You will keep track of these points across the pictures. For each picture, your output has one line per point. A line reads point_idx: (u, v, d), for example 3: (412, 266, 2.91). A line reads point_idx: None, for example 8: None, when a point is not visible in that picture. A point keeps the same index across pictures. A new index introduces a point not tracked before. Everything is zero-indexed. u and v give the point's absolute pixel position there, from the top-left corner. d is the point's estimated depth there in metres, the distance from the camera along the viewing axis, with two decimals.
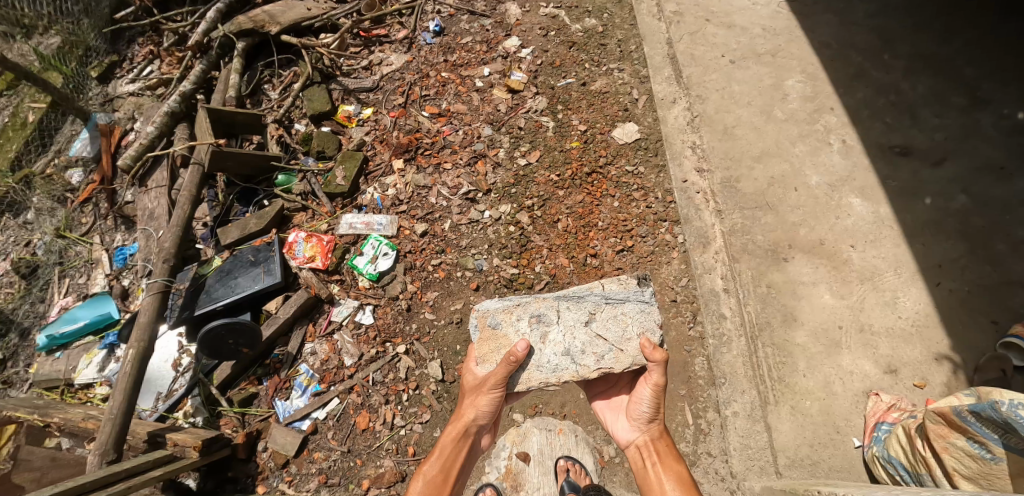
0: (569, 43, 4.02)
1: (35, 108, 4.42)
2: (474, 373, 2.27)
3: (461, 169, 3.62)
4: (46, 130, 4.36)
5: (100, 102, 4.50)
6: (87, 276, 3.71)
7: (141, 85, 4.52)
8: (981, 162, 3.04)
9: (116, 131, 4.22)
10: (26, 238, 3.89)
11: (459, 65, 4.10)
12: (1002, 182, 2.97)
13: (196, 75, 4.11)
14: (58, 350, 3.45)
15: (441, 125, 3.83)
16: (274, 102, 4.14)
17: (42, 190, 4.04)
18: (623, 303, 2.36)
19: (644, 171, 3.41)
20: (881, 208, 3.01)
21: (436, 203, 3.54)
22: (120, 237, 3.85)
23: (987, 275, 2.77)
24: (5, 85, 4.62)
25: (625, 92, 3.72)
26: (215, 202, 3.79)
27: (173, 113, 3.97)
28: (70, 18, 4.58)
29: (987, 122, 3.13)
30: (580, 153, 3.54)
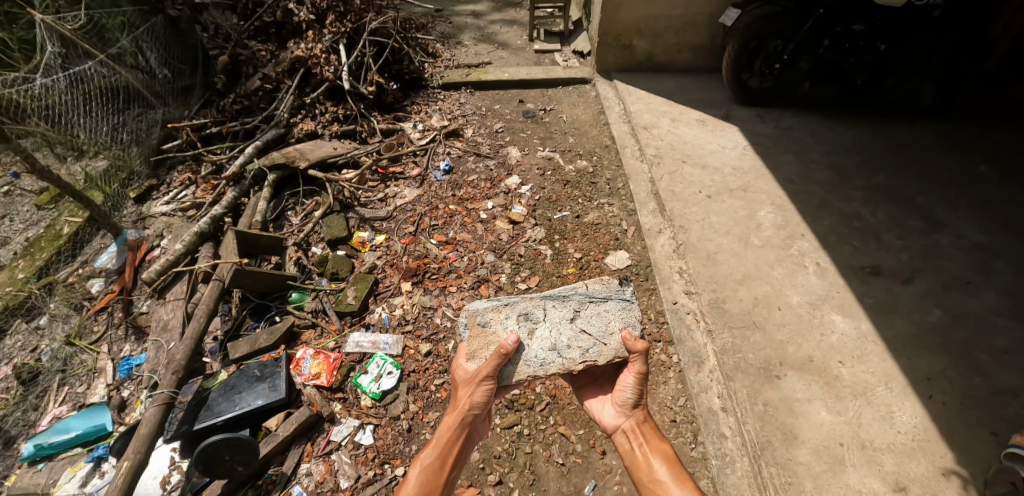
0: (564, 182, 4.52)
1: (70, 222, 4.72)
2: (468, 366, 2.46)
3: (465, 292, 3.85)
4: (79, 241, 4.62)
5: (133, 219, 4.86)
6: (86, 384, 3.72)
7: (174, 206, 4.93)
8: (947, 279, 3.31)
9: (143, 247, 4.52)
10: (34, 344, 3.95)
11: (466, 199, 4.54)
12: (970, 296, 3.21)
13: (228, 200, 4.57)
14: (41, 461, 3.35)
15: (448, 252, 4.13)
16: (296, 227, 4.51)
17: (62, 297, 4.20)
18: (608, 300, 2.71)
19: (637, 294, 3.62)
20: (862, 324, 3.16)
21: (441, 323, 3.70)
22: (128, 347, 3.92)
23: (976, 386, 2.85)
24: (49, 199, 5.05)
25: (615, 223, 4.09)
26: (228, 317, 3.96)
27: (201, 233, 4.31)
28: (121, 146, 5.07)
29: (945, 245, 3.47)
30: (577, 279, 3.79)
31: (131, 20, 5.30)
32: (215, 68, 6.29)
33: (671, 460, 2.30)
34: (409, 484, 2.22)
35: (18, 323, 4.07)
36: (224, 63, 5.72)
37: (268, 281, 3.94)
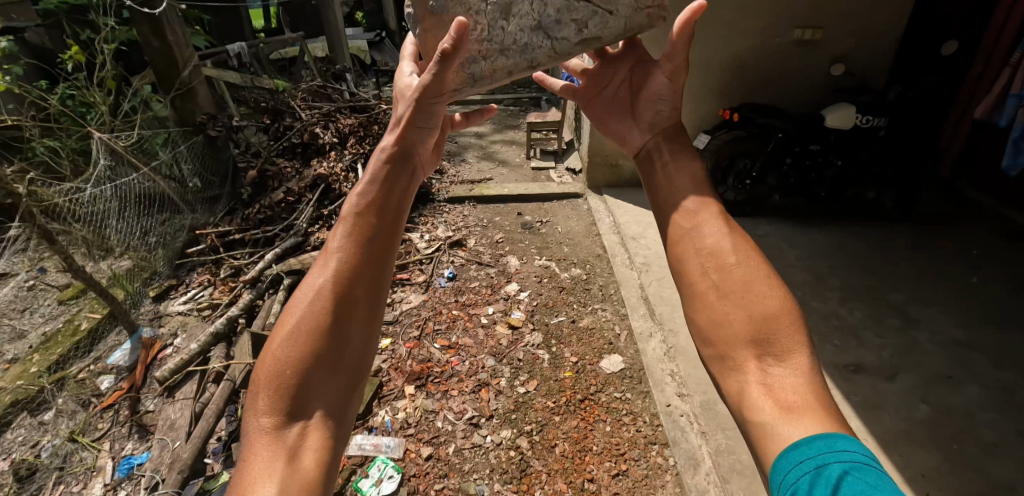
0: (559, 288, 4.84)
1: (90, 318, 4.94)
2: (399, 106, 1.81)
3: (466, 396, 3.98)
4: (95, 336, 4.82)
5: (149, 317, 5.10)
6: (83, 483, 3.74)
7: (191, 305, 5.21)
8: (929, 374, 3.47)
9: (157, 344, 4.72)
10: (34, 438, 4.02)
11: (468, 304, 4.83)
12: (953, 391, 3.35)
13: (245, 303, 4.85)
14: None
15: (450, 355, 4.33)
16: None
17: (71, 392, 4.32)
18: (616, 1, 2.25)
19: (631, 396, 3.81)
20: (851, 422, 3.25)
21: (442, 427, 3.79)
22: (130, 445, 3.97)
23: (973, 481, 2.89)
24: (71, 294, 5.31)
25: (608, 328, 4.36)
26: (234, 417, 4.04)
27: (215, 333, 4.56)
28: (149, 249, 5.47)
29: (924, 340, 3.68)
30: (573, 382, 3.95)
31: (174, 139, 5.98)
32: (243, 181, 6.84)
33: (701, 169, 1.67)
34: (327, 262, 1.50)
35: (23, 416, 4.17)
36: (252, 177, 6.32)
37: None
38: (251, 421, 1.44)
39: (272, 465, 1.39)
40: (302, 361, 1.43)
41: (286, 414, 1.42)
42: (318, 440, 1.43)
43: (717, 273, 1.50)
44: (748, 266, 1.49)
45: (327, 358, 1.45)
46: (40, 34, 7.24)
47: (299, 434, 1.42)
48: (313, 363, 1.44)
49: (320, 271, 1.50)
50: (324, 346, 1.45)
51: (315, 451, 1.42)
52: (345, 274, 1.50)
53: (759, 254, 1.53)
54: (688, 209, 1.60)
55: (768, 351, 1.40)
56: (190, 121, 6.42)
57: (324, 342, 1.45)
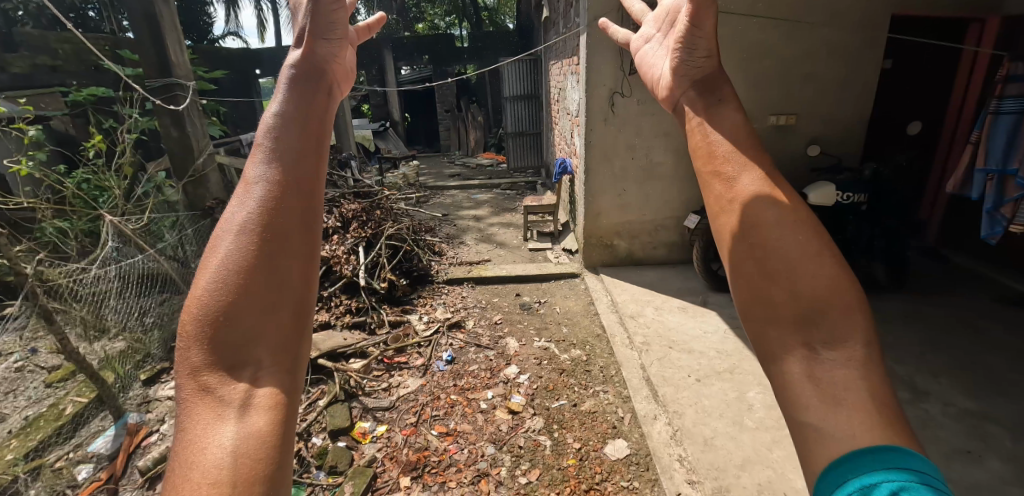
0: (560, 370, 4.75)
1: (75, 402, 4.75)
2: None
3: (465, 487, 3.76)
4: (79, 420, 4.62)
5: (137, 402, 4.91)
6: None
7: None
8: (945, 448, 3.33)
9: (142, 431, 4.53)
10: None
11: (466, 388, 4.71)
12: (975, 465, 3.19)
13: None
14: None
15: (448, 443, 4.15)
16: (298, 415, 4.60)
17: (46, 483, 4.02)
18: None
19: (638, 484, 3.58)
20: None
21: None
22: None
23: None
24: (60, 377, 5.18)
25: (611, 410, 4.23)
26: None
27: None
28: (146, 331, 5.38)
29: (936, 411, 3.61)
30: (577, 470, 3.75)
31: (182, 222, 6.12)
32: None
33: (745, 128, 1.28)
34: (250, 174, 1.13)
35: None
36: None
37: None
38: (184, 380, 1.05)
39: (222, 429, 1.00)
40: (235, 289, 1.05)
41: (222, 360, 1.04)
42: (273, 388, 1.04)
43: (756, 239, 1.16)
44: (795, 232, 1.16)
45: (268, 275, 1.08)
46: (66, 122, 7.75)
47: (249, 383, 1.04)
48: (249, 285, 1.06)
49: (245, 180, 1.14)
50: (262, 263, 1.08)
51: (270, 404, 1.03)
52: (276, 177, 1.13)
53: (810, 218, 1.20)
54: (689, 65, 1.42)
55: (816, 334, 1.10)
56: (200, 205, 6.69)
57: (263, 257, 1.08)
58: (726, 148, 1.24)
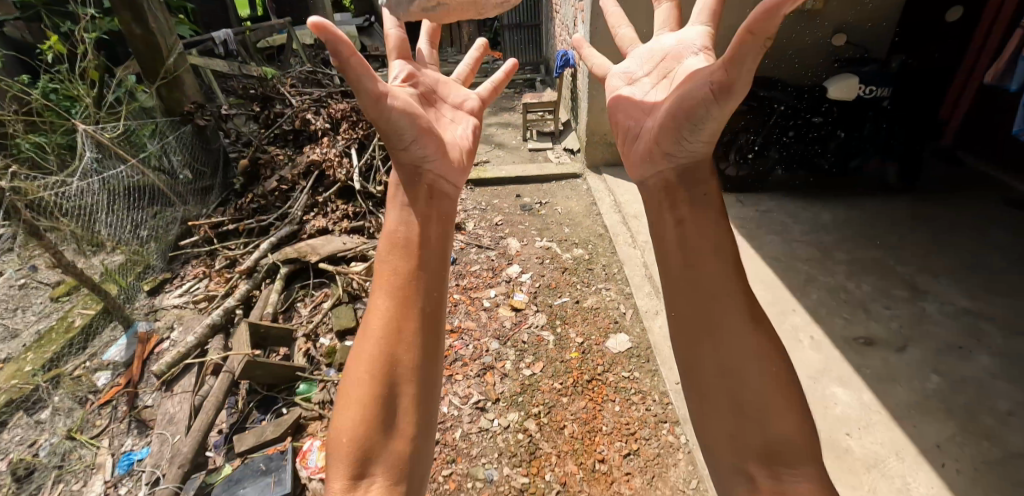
0: (562, 268, 4.76)
1: (84, 314, 4.77)
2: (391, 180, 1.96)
3: (471, 379, 3.91)
4: (89, 332, 4.62)
5: (145, 311, 4.97)
6: (83, 481, 3.61)
7: (187, 298, 5.11)
8: (939, 344, 3.41)
9: (153, 339, 4.60)
10: (32, 437, 3.89)
11: (469, 287, 4.73)
12: (965, 360, 3.30)
13: (242, 294, 4.77)
14: None
15: (453, 340, 4.24)
16: (305, 318, 4.70)
17: (67, 390, 4.18)
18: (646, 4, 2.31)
19: (639, 375, 3.76)
20: (864, 395, 3.21)
21: (447, 412, 3.71)
22: (130, 441, 3.85)
23: (987, 450, 2.85)
24: (64, 291, 5.14)
25: (613, 307, 4.30)
26: (234, 409, 3.98)
27: (213, 325, 4.45)
28: (141, 242, 5.36)
29: (933, 309, 3.62)
30: (580, 363, 3.91)
31: (162, 129, 5.79)
32: (235, 170, 6.79)
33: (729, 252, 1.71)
34: (364, 352, 1.72)
35: (19, 416, 4.02)
36: (246, 166, 6.25)
37: (280, 373, 4.03)
38: (333, 482, 1.63)
39: None
40: (360, 429, 1.65)
41: (354, 471, 1.62)
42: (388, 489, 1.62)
43: (731, 385, 1.60)
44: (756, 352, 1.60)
45: (397, 378, 1.70)
46: (20, 27, 7.10)
47: (367, 488, 1.61)
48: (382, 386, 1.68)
49: (376, 314, 1.76)
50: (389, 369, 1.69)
51: None
52: (397, 313, 1.75)
53: (779, 353, 1.62)
54: (692, 146, 1.78)
55: (780, 455, 1.52)
56: (178, 111, 6.26)
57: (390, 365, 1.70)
58: (705, 295, 1.67)
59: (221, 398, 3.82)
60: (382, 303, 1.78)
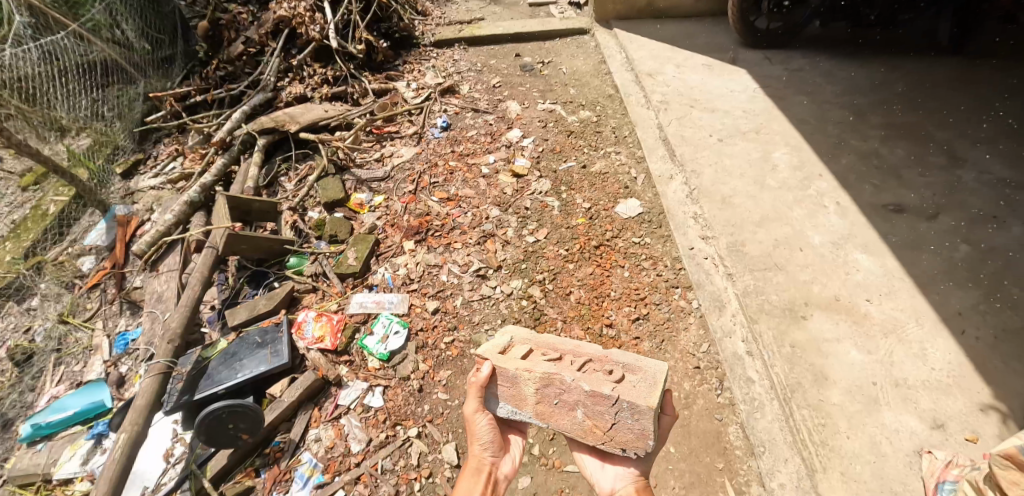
0: (568, 132, 4.39)
1: (57, 201, 4.45)
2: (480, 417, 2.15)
3: (471, 248, 3.74)
4: (66, 219, 4.30)
5: (121, 196, 4.58)
6: (83, 362, 3.45)
7: (162, 179, 4.64)
8: (973, 213, 3.15)
9: (133, 222, 4.21)
10: (26, 324, 3.69)
11: (466, 155, 4.36)
12: (1002, 228, 3.04)
13: (218, 169, 4.28)
14: (40, 442, 3.09)
15: (451, 208, 3.97)
16: (290, 193, 4.26)
17: (52, 276, 3.91)
18: (645, 365, 2.10)
19: (651, 241, 3.63)
20: (889, 262, 3.08)
21: (447, 280, 3.61)
22: (123, 321, 3.64)
23: (1009, 319, 2.73)
24: (32, 181, 4.75)
25: (624, 172, 4.04)
26: (224, 286, 3.75)
27: (191, 202, 4.01)
28: (105, 122, 4.78)
29: (970, 178, 3.31)
30: (586, 229, 3.73)
31: None
32: (196, 36, 5.80)
33: None
34: None
35: (9, 305, 3.81)
36: (205, 30, 5.36)
37: (265, 247, 3.76)
38: None
39: None
40: None
41: None
42: None
43: None
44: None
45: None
46: None
47: None
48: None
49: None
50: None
51: None
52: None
53: None
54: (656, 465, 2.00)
55: None
56: None
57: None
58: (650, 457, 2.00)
59: (204, 275, 3.54)
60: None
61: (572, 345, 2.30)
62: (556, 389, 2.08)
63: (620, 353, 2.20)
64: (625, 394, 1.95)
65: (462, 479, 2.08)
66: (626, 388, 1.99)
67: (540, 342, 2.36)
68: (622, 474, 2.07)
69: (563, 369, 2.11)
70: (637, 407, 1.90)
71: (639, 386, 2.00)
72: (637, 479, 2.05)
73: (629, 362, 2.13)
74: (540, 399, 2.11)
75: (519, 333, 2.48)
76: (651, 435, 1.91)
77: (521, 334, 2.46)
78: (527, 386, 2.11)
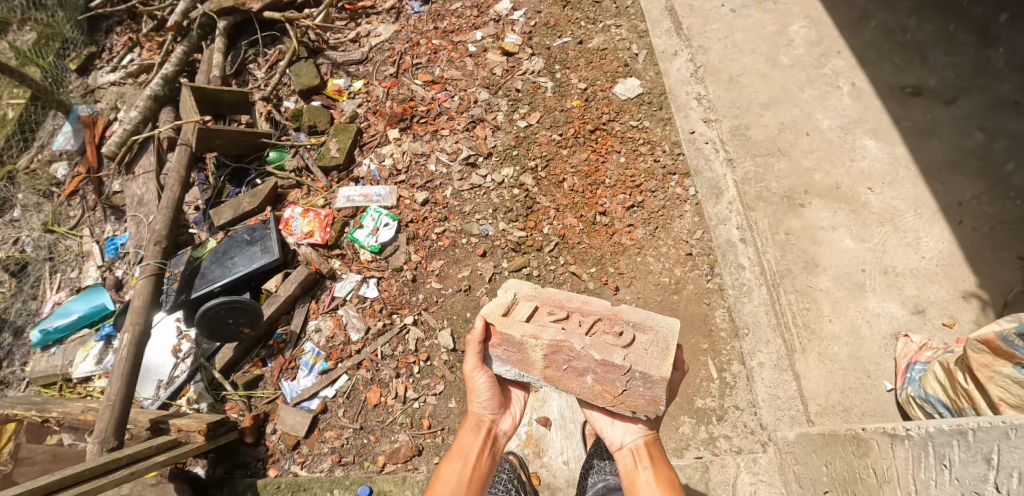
0: (563, 3, 3.94)
1: (13, 105, 3.89)
2: (478, 374, 2.14)
3: (459, 135, 3.55)
4: (27, 124, 3.83)
5: (81, 94, 3.95)
6: (78, 269, 3.37)
7: (122, 74, 3.99)
8: (995, 98, 2.96)
9: (99, 122, 3.73)
10: (12, 236, 3.50)
11: (450, 31, 3.95)
12: (1020, 116, 2.88)
13: (178, 57, 3.71)
14: (53, 346, 3.18)
15: (436, 92, 3.70)
16: (262, 81, 3.87)
17: (27, 186, 3.60)
18: (656, 324, 2.11)
19: (649, 124, 3.44)
20: (897, 149, 2.99)
21: (436, 170, 3.48)
22: (110, 227, 3.48)
23: (1010, 211, 2.71)
24: None
25: (624, 48, 3.70)
26: (206, 185, 3.60)
27: (156, 96, 3.53)
28: (47, 13, 4.11)
29: (999, 58, 3.05)
30: (582, 112, 3.52)
31: None
32: None
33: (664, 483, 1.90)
34: None
35: None
36: None
37: (241, 143, 3.53)
38: None
39: None
40: None
41: None
42: None
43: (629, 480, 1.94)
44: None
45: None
46: None
47: None
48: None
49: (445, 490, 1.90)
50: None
51: None
52: (466, 486, 1.92)
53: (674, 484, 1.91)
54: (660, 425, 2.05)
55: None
56: None
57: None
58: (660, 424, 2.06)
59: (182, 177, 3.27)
60: (450, 478, 1.94)
61: (579, 303, 2.26)
62: (565, 356, 2.05)
63: (630, 311, 2.19)
64: (637, 362, 1.96)
65: (462, 433, 2.10)
66: (637, 354, 2.00)
67: (544, 298, 2.31)
68: (633, 429, 2.09)
69: (571, 335, 2.07)
70: (650, 377, 1.92)
71: (650, 352, 2.00)
72: (647, 434, 2.08)
73: (638, 320, 2.14)
74: (548, 364, 2.10)
75: (520, 286, 2.42)
76: (663, 401, 1.93)
77: (522, 288, 2.40)
78: (534, 352, 2.09)
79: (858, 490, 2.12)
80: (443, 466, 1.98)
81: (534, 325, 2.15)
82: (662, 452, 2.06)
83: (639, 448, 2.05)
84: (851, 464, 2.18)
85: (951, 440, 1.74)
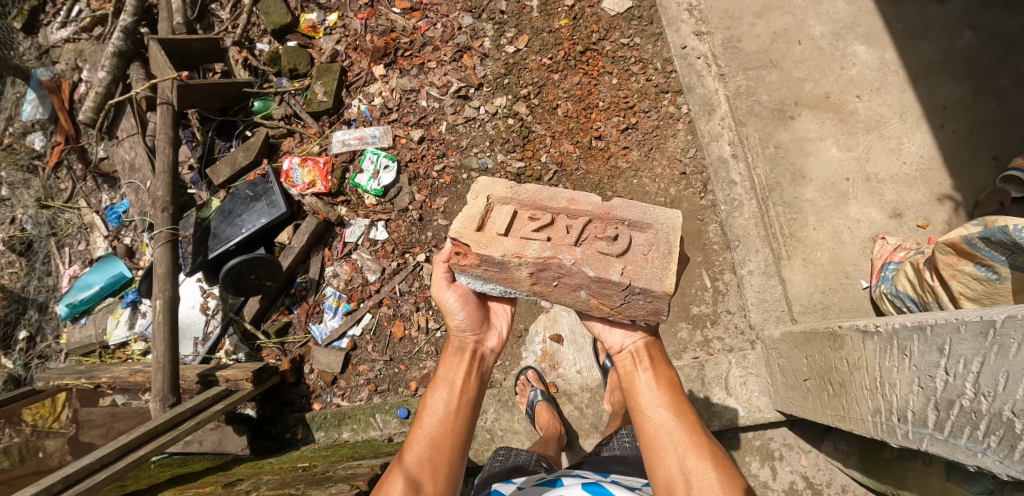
0: None
1: None
2: (448, 295, 2.28)
3: (447, 66, 3.49)
4: None
5: (36, 56, 3.70)
6: (86, 241, 3.42)
7: (75, 29, 3.72)
8: None
9: (65, 86, 3.55)
10: (8, 215, 3.46)
11: None
12: (1008, 13, 3.04)
13: (133, 4, 3.41)
14: (82, 317, 3.32)
15: (417, 21, 3.60)
16: (228, 23, 3.70)
17: (7, 162, 3.49)
18: (654, 221, 2.25)
19: (639, 41, 3.39)
20: (886, 54, 3.11)
21: (428, 106, 3.45)
22: (106, 196, 3.47)
23: (990, 112, 2.92)
24: None
25: None
26: (194, 142, 3.55)
27: (121, 53, 3.33)
28: None
29: None
30: (571, 32, 3.43)
31: None
32: None
33: (668, 387, 2.03)
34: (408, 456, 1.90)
35: None
36: None
37: (223, 94, 3.44)
38: None
39: None
40: None
41: None
42: None
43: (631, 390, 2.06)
44: (674, 403, 1.98)
45: (460, 446, 1.97)
46: None
47: None
48: (455, 457, 1.93)
49: (434, 417, 1.98)
50: (461, 440, 1.97)
51: None
52: (455, 411, 2.00)
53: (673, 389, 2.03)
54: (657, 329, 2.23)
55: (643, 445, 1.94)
56: None
57: (458, 439, 1.96)
58: None
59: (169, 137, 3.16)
60: (438, 405, 2.01)
61: (564, 203, 2.33)
62: (555, 273, 2.18)
63: (622, 208, 2.29)
64: (636, 278, 2.11)
65: (446, 358, 2.15)
66: (634, 265, 2.16)
67: (521, 201, 2.35)
68: (632, 334, 2.24)
69: (560, 251, 2.17)
70: (651, 292, 2.09)
71: (651, 259, 2.17)
72: (647, 337, 2.23)
73: (633, 219, 2.26)
74: (536, 281, 2.24)
75: (492, 186, 2.40)
76: (662, 311, 2.14)
77: (494, 189, 2.39)
78: (520, 271, 2.20)
79: (834, 378, 2.43)
80: (430, 395, 2.04)
81: (514, 240, 2.22)
82: (662, 353, 2.20)
83: (639, 350, 2.19)
84: (828, 355, 2.46)
85: (911, 334, 2.00)
